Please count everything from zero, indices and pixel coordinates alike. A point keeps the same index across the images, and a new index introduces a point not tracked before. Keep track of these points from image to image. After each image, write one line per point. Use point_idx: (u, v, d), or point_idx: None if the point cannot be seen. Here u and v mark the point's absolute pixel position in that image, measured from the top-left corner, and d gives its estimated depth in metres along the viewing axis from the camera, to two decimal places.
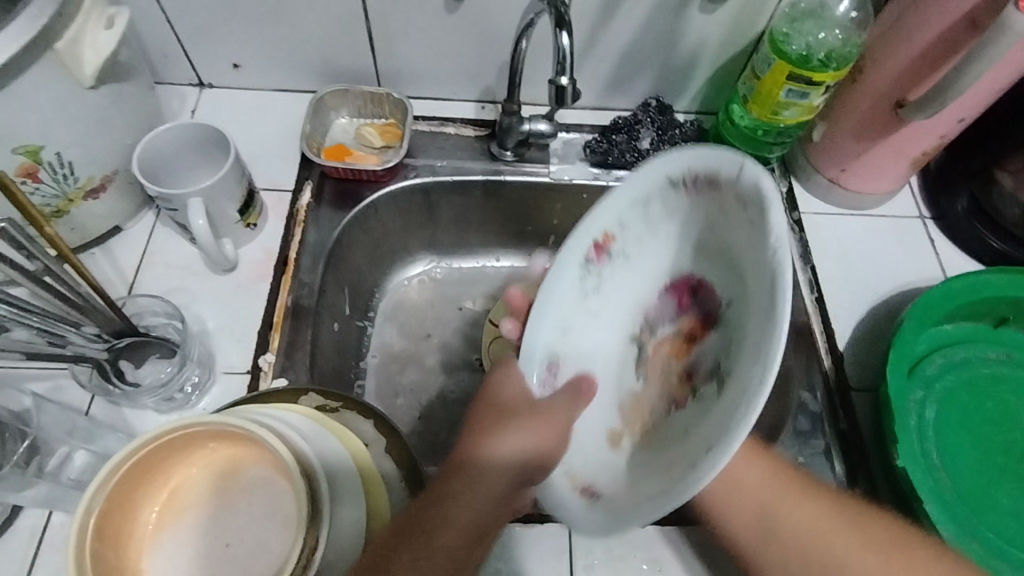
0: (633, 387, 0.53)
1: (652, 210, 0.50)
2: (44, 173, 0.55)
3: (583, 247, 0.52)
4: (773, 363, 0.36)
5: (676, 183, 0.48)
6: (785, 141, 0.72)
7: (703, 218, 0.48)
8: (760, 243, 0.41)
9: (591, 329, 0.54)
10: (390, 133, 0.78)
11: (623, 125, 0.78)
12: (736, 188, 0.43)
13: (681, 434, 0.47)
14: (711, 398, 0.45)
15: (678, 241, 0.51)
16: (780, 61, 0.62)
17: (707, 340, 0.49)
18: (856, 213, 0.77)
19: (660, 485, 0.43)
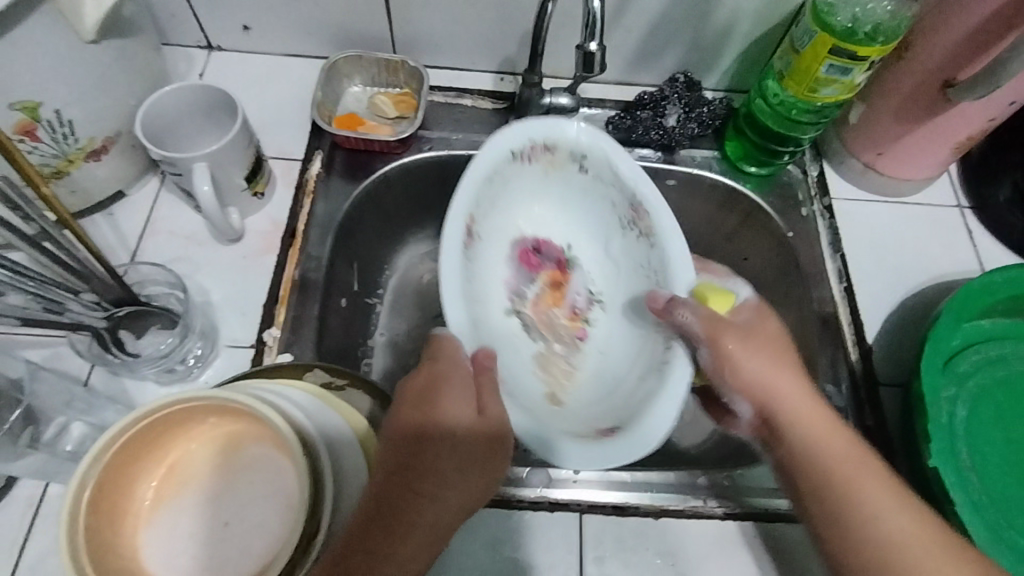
0: (539, 348, 0.61)
1: (495, 189, 0.60)
2: (43, 131, 0.53)
3: (460, 234, 0.56)
4: (665, 223, 0.59)
5: (515, 153, 0.60)
6: (820, 122, 0.68)
7: (531, 181, 0.63)
8: (598, 179, 0.62)
9: (484, 308, 0.59)
10: (404, 103, 0.75)
11: (648, 101, 0.74)
12: (570, 147, 0.61)
13: (607, 352, 0.62)
14: (604, 317, 0.64)
15: (511, 213, 0.63)
16: (823, 34, 0.58)
17: (574, 278, 0.64)
18: (892, 201, 0.74)
19: (623, 387, 0.58)
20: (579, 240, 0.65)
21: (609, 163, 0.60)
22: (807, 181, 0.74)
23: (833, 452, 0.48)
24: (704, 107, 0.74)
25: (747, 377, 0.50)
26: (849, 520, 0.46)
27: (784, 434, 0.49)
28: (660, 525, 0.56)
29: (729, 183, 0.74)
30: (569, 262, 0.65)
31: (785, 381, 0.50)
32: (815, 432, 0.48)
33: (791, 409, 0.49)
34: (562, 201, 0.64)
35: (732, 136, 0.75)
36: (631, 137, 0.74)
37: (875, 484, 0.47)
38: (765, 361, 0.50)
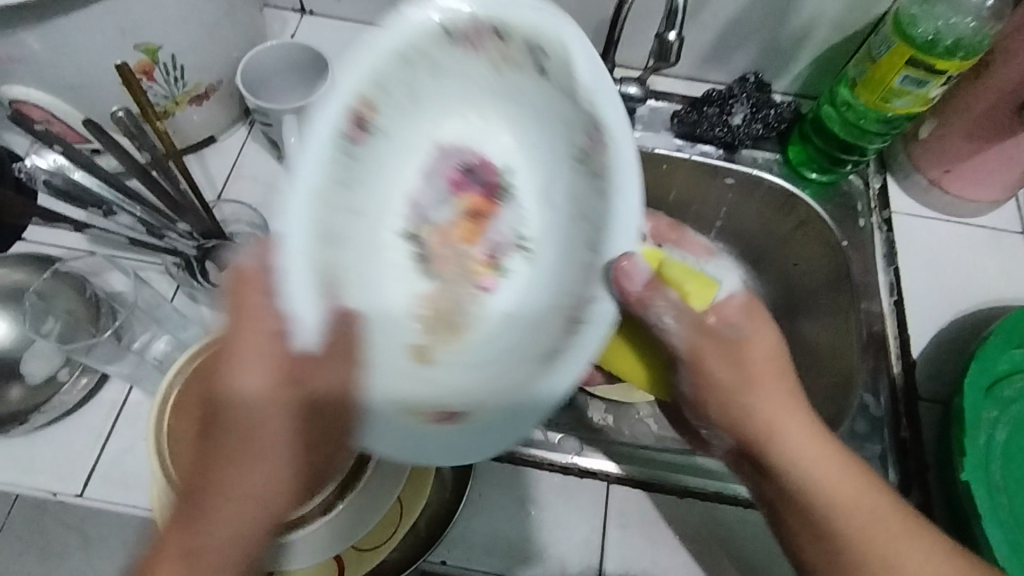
0: (424, 287, 0.47)
1: (409, 81, 0.43)
2: (158, 72, 0.58)
3: (338, 122, 0.39)
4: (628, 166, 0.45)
5: (451, 33, 0.42)
6: (888, 133, 0.69)
7: (467, 74, 0.45)
8: (568, 97, 0.45)
9: (360, 235, 0.44)
10: None
11: (716, 98, 0.76)
12: (529, 38, 0.43)
13: (513, 316, 0.49)
14: (526, 270, 0.50)
15: (434, 112, 0.47)
16: (901, 44, 0.58)
17: (499, 214, 0.50)
18: (954, 221, 0.73)
19: (520, 355, 0.46)
20: (519, 159, 0.50)
21: (569, 68, 0.44)
22: (868, 193, 0.74)
23: (825, 490, 0.45)
24: (772, 110, 0.76)
25: (734, 411, 0.47)
26: (842, 569, 0.45)
27: (775, 474, 0.47)
28: (684, 505, 0.58)
29: (787, 187, 0.75)
30: (501, 189, 0.50)
31: (765, 413, 0.47)
32: (806, 472, 0.46)
33: (786, 449, 0.46)
34: (513, 121, 0.49)
35: (797, 141, 0.75)
36: (695, 132, 0.76)
37: (882, 527, 0.45)
38: (750, 393, 0.47)
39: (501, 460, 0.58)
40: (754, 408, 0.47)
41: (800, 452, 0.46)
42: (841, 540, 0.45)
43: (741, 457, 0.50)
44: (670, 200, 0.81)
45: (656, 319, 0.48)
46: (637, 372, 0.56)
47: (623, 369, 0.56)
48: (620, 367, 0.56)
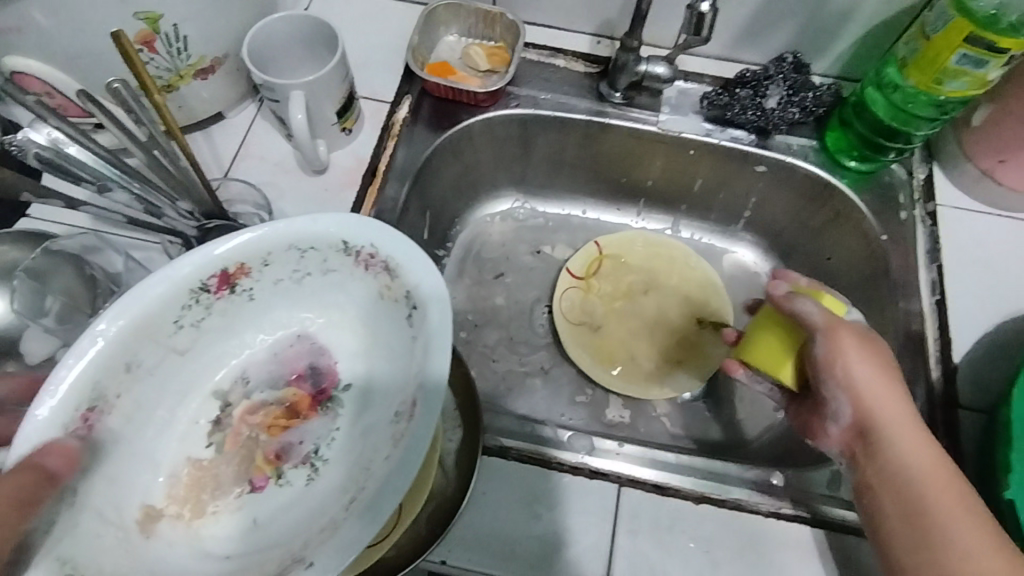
0: (199, 455, 0.44)
1: (310, 267, 0.44)
2: (160, 43, 0.55)
3: (204, 269, 0.41)
4: (380, 363, 0.45)
5: (349, 249, 0.42)
6: (938, 119, 0.63)
7: (343, 285, 0.45)
8: (412, 348, 0.41)
9: (174, 368, 0.44)
10: (498, 56, 0.75)
11: (750, 78, 0.71)
12: (408, 290, 0.41)
13: (253, 534, 0.42)
14: (303, 487, 0.43)
15: (320, 306, 0.47)
16: (961, 19, 0.53)
17: (310, 421, 0.46)
18: (1002, 215, 0.67)
19: (264, 559, 0.39)
20: (367, 379, 0.45)
21: (411, 291, 0.41)
22: (911, 183, 0.70)
23: (922, 473, 0.48)
24: (810, 92, 0.71)
25: (851, 380, 0.50)
26: (924, 546, 0.46)
27: (876, 454, 0.50)
28: (700, 510, 0.55)
29: (823, 175, 0.71)
30: (331, 400, 0.46)
31: (898, 403, 0.50)
32: (907, 448, 0.49)
33: (887, 422, 0.50)
34: (378, 340, 0.44)
35: (836, 127, 0.71)
36: (725, 115, 0.72)
37: (961, 520, 0.46)
38: (871, 368, 0.51)
39: (508, 458, 0.55)
40: (864, 384, 0.51)
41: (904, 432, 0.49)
42: (932, 520, 0.46)
43: (849, 440, 0.53)
44: (696, 190, 0.81)
45: (800, 306, 0.52)
46: (775, 362, 0.55)
47: (763, 358, 0.56)
48: (761, 359, 0.56)
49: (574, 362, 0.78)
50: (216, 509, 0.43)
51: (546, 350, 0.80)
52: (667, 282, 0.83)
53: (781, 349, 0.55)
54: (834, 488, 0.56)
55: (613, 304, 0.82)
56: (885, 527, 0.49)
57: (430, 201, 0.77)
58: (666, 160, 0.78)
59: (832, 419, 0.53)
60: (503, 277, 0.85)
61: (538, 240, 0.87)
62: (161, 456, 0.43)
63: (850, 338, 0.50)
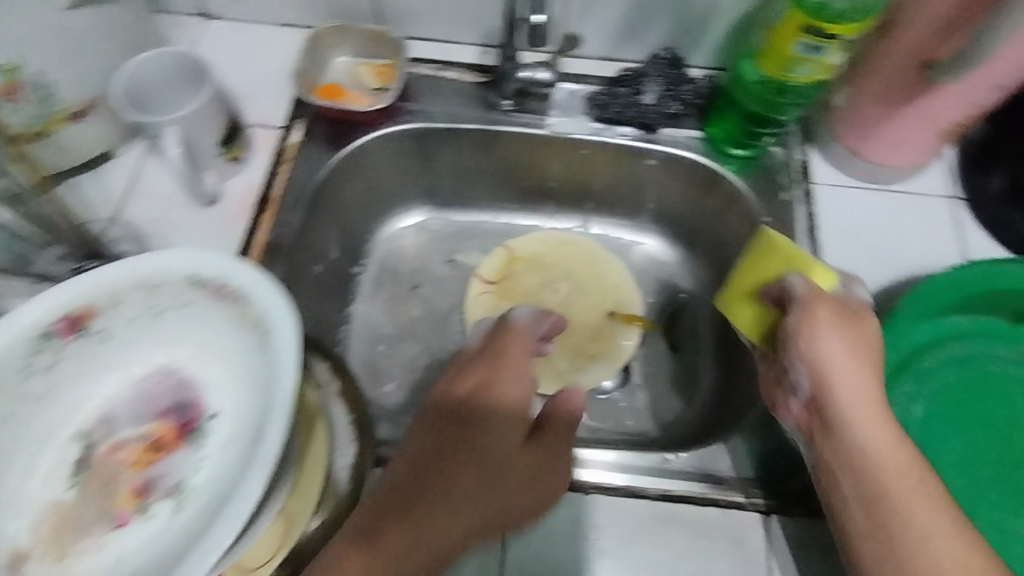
0: (64, 497, 0.45)
1: (164, 302, 0.47)
2: (24, 91, 0.56)
3: (45, 315, 0.43)
4: (240, 388, 0.46)
5: (199, 282, 0.45)
6: (799, 103, 0.67)
7: (200, 317, 0.47)
8: (264, 371, 0.44)
9: (31, 417, 0.46)
10: (386, 73, 0.76)
11: (628, 77, 0.74)
12: (257, 315, 0.44)
13: (118, 569, 0.43)
14: (168, 519, 0.45)
15: (181, 339, 0.49)
16: (794, 10, 0.55)
17: (177, 454, 0.47)
18: (874, 188, 0.70)
19: None
20: (228, 408, 0.47)
21: (258, 316, 0.44)
22: (790, 165, 0.72)
23: (886, 461, 0.47)
24: (687, 85, 0.74)
25: (819, 359, 0.49)
26: (880, 531, 0.46)
27: (837, 435, 0.49)
28: (590, 501, 0.59)
29: (708, 163, 0.74)
30: (197, 430, 0.47)
31: (859, 386, 0.49)
32: (868, 436, 0.48)
33: (853, 404, 0.48)
34: (232, 364, 0.46)
35: (715, 117, 0.73)
36: (608, 114, 0.74)
37: (918, 504, 0.46)
38: (841, 346, 0.49)
39: None
40: (834, 364, 0.49)
41: (866, 419, 0.48)
42: (888, 502, 0.46)
43: (808, 417, 0.51)
44: (597, 188, 0.83)
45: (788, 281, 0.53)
46: (747, 320, 0.58)
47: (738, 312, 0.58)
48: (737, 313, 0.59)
49: None
50: (77, 549, 0.44)
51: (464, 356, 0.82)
52: (580, 279, 0.85)
53: (758, 308, 0.57)
54: (718, 465, 0.61)
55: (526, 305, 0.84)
56: (841, 506, 0.49)
57: (335, 221, 0.79)
58: (563, 159, 0.80)
59: (793, 396, 0.52)
60: (419, 287, 0.87)
61: (451, 248, 0.89)
62: (27, 499, 0.45)
63: (823, 317, 0.50)
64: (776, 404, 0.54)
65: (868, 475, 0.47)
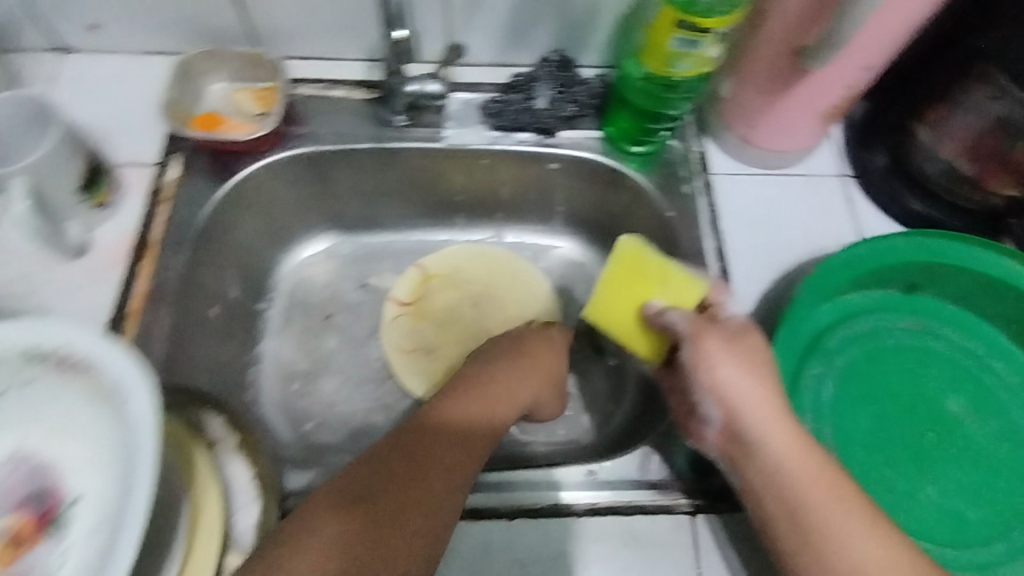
0: None
1: (7, 382, 0.43)
2: None
3: None
4: (99, 468, 0.42)
5: (38, 355, 0.41)
6: (686, 96, 0.67)
7: (49, 394, 0.43)
8: (120, 444, 0.40)
9: None
10: (265, 98, 0.72)
11: (519, 83, 0.73)
12: (105, 382, 0.40)
13: None
14: None
15: (31, 422, 0.44)
16: (666, 6, 0.55)
17: (35, 548, 0.42)
18: (771, 174, 0.71)
19: None
20: (87, 489, 0.43)
21: (106, 383, 0.40)
22: (688, 157, 0.72)
23: (799, 472, 0.48)
24: (579, 86, 0.73)
25: (721, 382, 0.51)
26: (809, 544, 0.47)
27: (753, 455, 0.50)
28: (517, 526, 0.57)
29: (610, 162, 0.73)
30: (54, 520, 0.43)
31: (762, 402, 0.50)
32: (782, 449, 0.49)
33: (760, 421, 0.50)
34: (87, 441, 0.42)
35: (610, 116, 0.72)
36: (504, 121, 0.73)
37: (839, 507, 0.47)
38: (739, 366, 0.51)
39: None
40: (735, 385, 0.51)
41: (777, 430, 0.49)
42: (809, 513, 0.47)
43: (725, 442, 0.52)
44: (504, 197, 0.82)
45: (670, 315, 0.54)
46: (626, 330, 0.58)
47: (613, 324, 0.59)
48: (612, 324, 0.59)
49: (412, 390, 0.78)
50: None
51: (387, 384, 0.79)
52: (497, 291, 0.84)
53: (635, 323, 0.58)
54: (644, 470, 0.61)
55: (442, 323, 0.82)
56: (772, 526, 0.49)
57: (230, 257, 0.74)
58: (467, 171, 0.78)
59: (707, 425, 0.53)
60: (332, 317, 0.82)
61: (363, 273, 0.85)
62: None
63: (716, 342, 0.52)
64: (695, 436, 0.55)
65: (785, 489, 0.48)
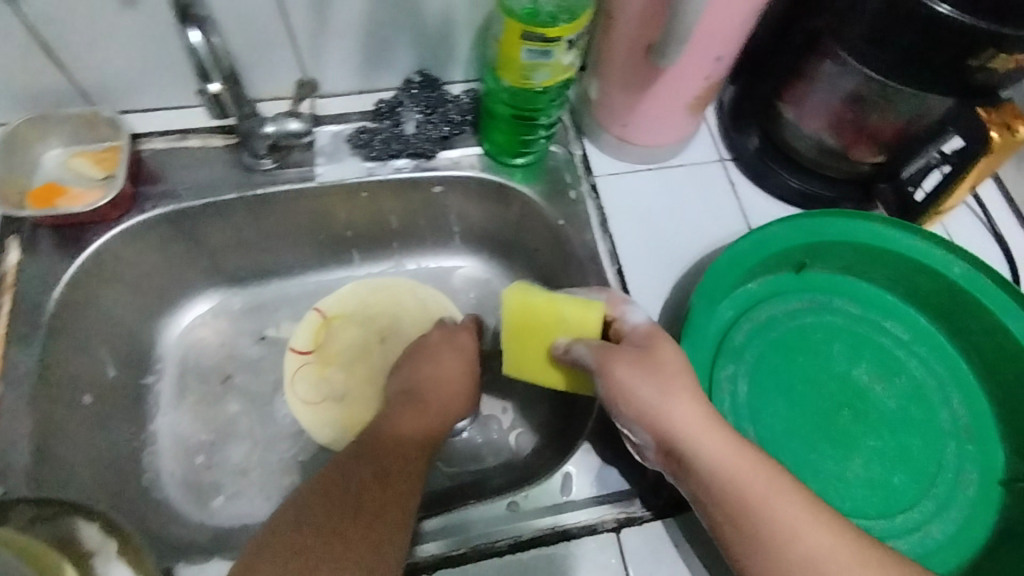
0: None
1: None
2: None
3: None
4: None
5: None
6: (553, 104, 0.66)
7: None
8: None
9: None
10: (109, 159, 0.67)
11: (385, 110, 0.70)
12: None
13: None
14: None
15: None
16: (510, 19, 0.53)
17: None
18: (655, 168, 0.71)
19: None
20: None
21: None
22: (573, 161, 0.71)
23: (737, 478, 0.46)
24: (447, 105, 0.70)
25: (642, 399, 0.49)
26: (761, 551, 0.44)
27: (691, 468, 0.47)
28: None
29: (494, 177, 0.71)
30: None
31: (686, 410, 0.48)
32: (721, 459, 0.46)
33: (688, 432, 0.47)
34: None
35: (485, 131, 0.70)
36: (374, 151, 0.69)
37: (783, 506, 0.45)
38: (655, 380, 0.49)
39: None
40: (655, 396, 0.48)
41: (709, 436, 0.47)
42: (755, 521, 0.45)
43: (664, 458, 0.49)
44: (395, 226, 0.78)
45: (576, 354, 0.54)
46: (545, 372, 0.59)
47: (533, 372, 0.59)
48: (533, 371, 0.60)
49: (328, 443, 0.74)
50: None
51: (299, 440, 0.74)
52: (402, 323, 0.80)
53: (547, 363, 0.58)
54: (565, 493, 0.59)
55: (350, 366, 0.78)
56: (726, 540, 0.46)
57: (98, 336, 0.68)
58: (350, 206, 0.74)
59: (645, 445, 0.51)
60: (231, 378, 0.77)
61: (259, 325, 0.80)
62: None
63: (624, 364, 0.50)
64: (642, 454, 0.52)
65: (727, 499, 0.46)
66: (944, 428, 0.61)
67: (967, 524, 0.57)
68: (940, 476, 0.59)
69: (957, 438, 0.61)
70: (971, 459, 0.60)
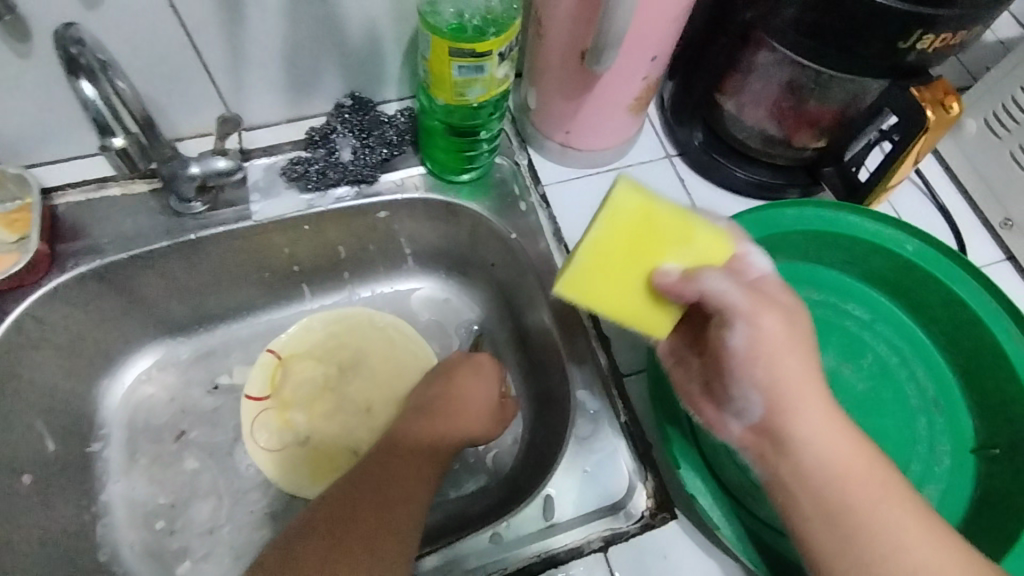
0: None
1: None
2: None
3: None
4: None
5: None
6: (493, 117, 0.63)
7: None
8: None
9: None
10: (21, 220, 0.62)
11: (317, 138, 0.67)
12: None
13: None
14: None
15: None
16: (436, 38, 0.51)
17: None
18: (602, 171, 0.70)
19: None
20: None
21: None
22: (520, 172, 0.68)
23: (847, 473, 0.42)
24: (383, 126, 0.68)
25: (766, 372, 0.43)
26: (851, 552, 0.41)
27: (792, 454, 0.43)
28: None
29: (441, 197, 0.68)
30: None
31: (810, 398, 0.43)
32: (833, 453, 0.42)
33: (806, 419, 0.42)
34: None
35: (426, 150, 0.67)
36: (311, 181, 0.66)
37: (884, 507, 0.42)
38: (793, 355, 0.43)
39: None
40: (784, 373, 0.42)
41: (829, 430, 0.42)
42: (851, 518, 0.42)
43: (757, 438, 0.45)
44: (345, 256, 0.75)
45: (708, 284, 0.42)
46: (622, 292, 0.45)
47: (609, 282, 0.45)
48: (607, 284, 0.45)
49: (297, 490, 0.71)
50: None
51: (266, 491, 0.71)
52: (363, 354, 0.77)
53: (637, 280, 0.44)
54: (548, 516, 0.57)
55: (313, 404, 0.75)
56: (804, 532, 0.43)
57: (30, 410, 0.64)
58: (294, 241, 0.70)
59: (742, 417, 0.46)
60: (186, 434, 0.72)
61: (210, 374, 0.75)
62: None
63: (774, 326, 0.42)
64: (729, 431, 0.47)
65: (827, 493, 0.42)
66: (914, 404, 0.62)
67: (944, 497, 0.58)
68: (915, 451, 0.60)
69: (928, 413, 0.62)
70: (941, 434, 0.61)
